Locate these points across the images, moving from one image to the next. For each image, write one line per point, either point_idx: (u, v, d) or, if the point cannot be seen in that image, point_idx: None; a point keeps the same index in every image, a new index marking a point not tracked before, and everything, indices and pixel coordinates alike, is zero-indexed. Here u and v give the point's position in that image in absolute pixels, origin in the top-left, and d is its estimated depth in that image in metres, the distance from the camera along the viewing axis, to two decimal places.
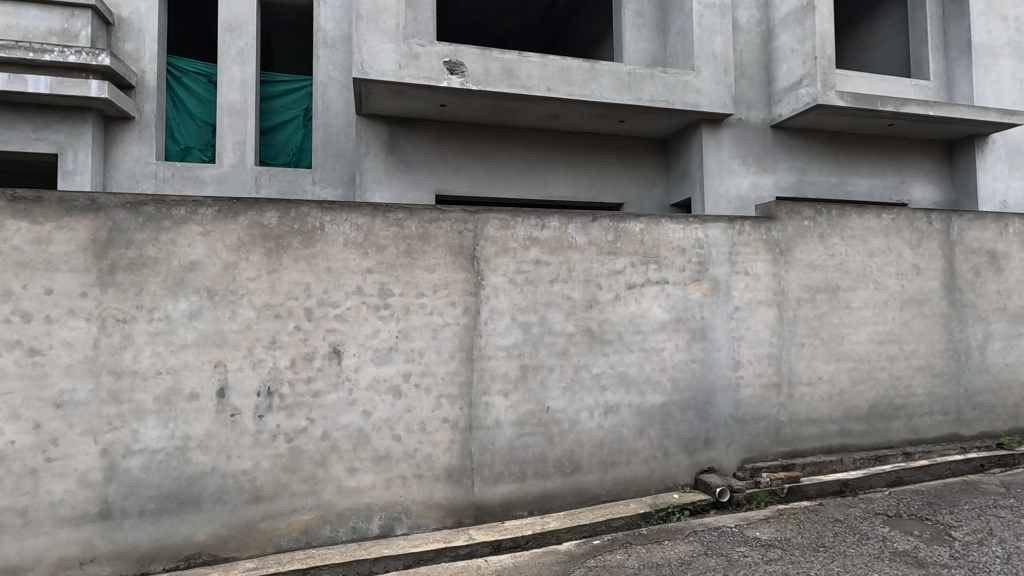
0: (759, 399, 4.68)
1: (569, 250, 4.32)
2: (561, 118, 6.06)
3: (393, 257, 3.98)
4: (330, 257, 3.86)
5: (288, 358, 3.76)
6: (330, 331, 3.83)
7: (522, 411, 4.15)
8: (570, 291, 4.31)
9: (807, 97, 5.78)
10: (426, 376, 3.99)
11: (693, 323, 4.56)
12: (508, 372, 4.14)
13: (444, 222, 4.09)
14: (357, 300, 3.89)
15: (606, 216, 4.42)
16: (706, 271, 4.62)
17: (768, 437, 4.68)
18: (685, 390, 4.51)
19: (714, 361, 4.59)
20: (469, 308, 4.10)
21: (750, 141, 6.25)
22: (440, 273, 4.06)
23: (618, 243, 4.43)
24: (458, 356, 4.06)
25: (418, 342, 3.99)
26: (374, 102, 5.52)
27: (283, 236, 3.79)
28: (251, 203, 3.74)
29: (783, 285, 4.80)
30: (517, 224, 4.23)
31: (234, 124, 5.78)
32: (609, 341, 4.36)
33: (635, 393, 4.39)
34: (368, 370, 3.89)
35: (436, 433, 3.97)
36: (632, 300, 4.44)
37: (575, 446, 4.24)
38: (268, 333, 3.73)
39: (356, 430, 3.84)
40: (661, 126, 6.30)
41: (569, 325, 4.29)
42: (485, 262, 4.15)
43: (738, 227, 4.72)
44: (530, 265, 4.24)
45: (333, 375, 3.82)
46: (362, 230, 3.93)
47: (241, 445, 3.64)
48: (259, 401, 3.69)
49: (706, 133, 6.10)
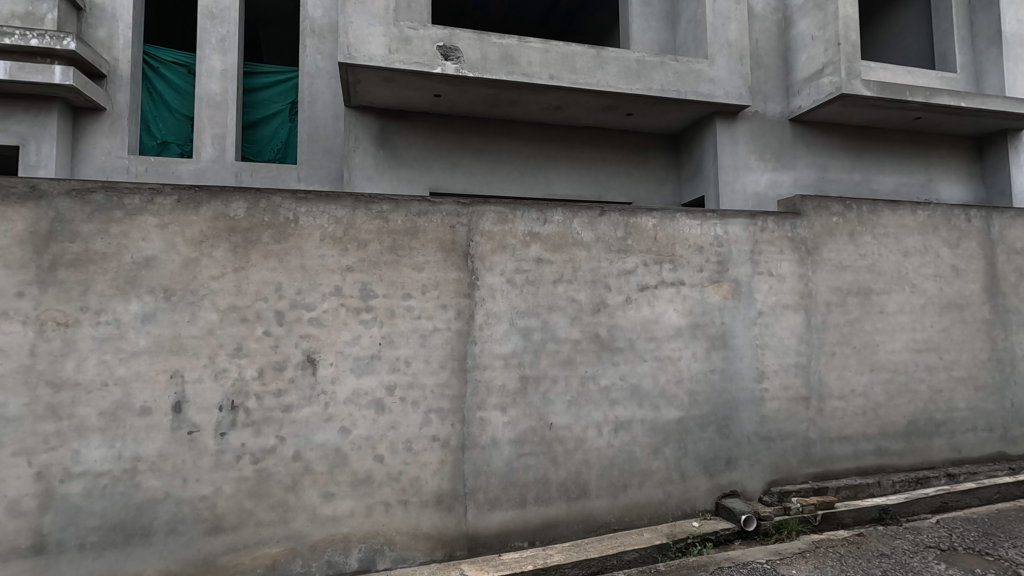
0: (787, 414, 4.20)
1: (574, 247, 3.88)
2: (565, 110, 5.65)
3: (377, 254, 3.54)
4: (305, 253, 3.42)
5: (256, 367, 3.31)
6: (305, 337, 3.39)
7: (522, 428, 3.68)
8: (575, 293, 3.86)
9: (829, 87, 5.37)
10: (414, 389, 3.53)
11: (712, 330, 4.11)
12: (506, 384, 3.68)
13: (434, 215, 3.66)
14: (335, 302, 3.45)
15: (615, 210, 3.97)
16: (725, 271, 4.17)
17: (796, 457, 4.19)
18: (705, 404, 4.04)
19: (736, 371, 4.13)
20: (462, 311, 3.65)
21: (768, 135, 5.83)
22: (430, 273, 3.62)
23: (628, 240, 3.99)
24: (449, 365, 3.60)
25: (406, 349, 3.54)
26: (363, 91, 5.13)
27: (252, 229, 3.36)
28: (216, 191, 3.32)
29: (811, 287, 4.35)
30: (516, 219, 3.80)
31: (213, 116, 5.39)
32: (619, 349, 3.90)
33: (649, 408, 3.92)
34: (346, 381, 3.43)
35: (425, 454, 3.51)
36: (645, 303, 3.98)
37: (581, 468, 3.76)
38: (234, 339, 3.29)
39: (333, 450, 3.38)
40: (672, 119, 5.87)
41: (575, 331, 3.83)
42: (481, 260, 3.71)
43: (760, 223, 4.27)
44: (531, 264, 3.79)
45: (306, 387, 3.37)
46: (341, 224, 3.49)
47: (199, 468, 3.18)
48: (222, 417, 3.24)
49: (720, 127, 5.68)
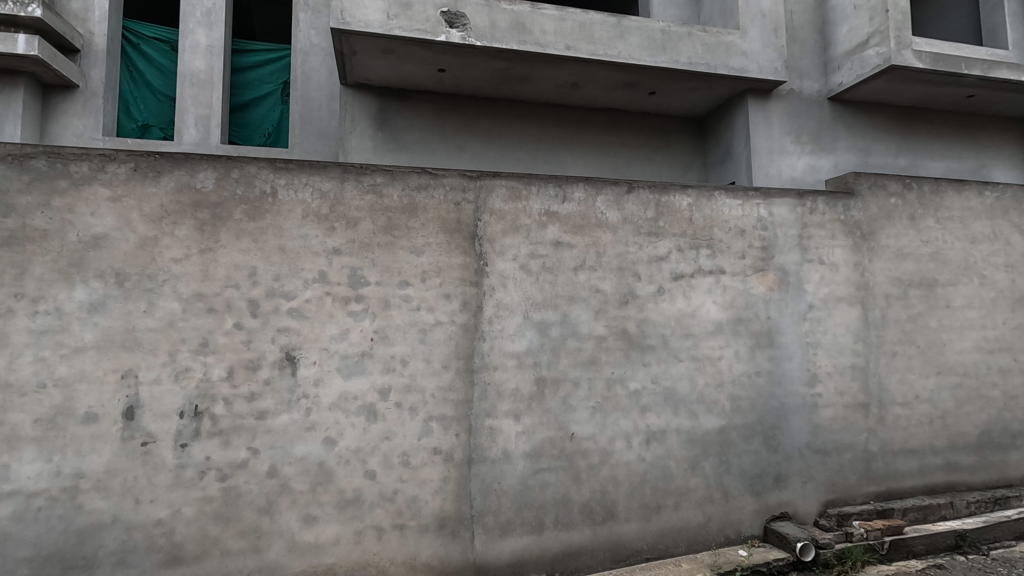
0: (843, 423, 3.63)
1: (597, 229, 3.35)
2: (581, 89, 5.15)
3: (369, 235, 3.03)
4: (284, 232, 2.92)
5: (224, 367, 2.80)
6: (283, 332, 2.88)
7: (538, 439, 3.14)
8: (600, 283, 3.33)
9: (876, 59, 4.83)
10: (411, 393, 3.00)
11: (756, 326, 3.56)
12: (520, 387, 3.14)
13: (436, 191, 3.15)
14: (320, 290, 2.94)
15: (645, 187, 3.45)
16: (771, 258, 3.63)
17: (855, 474, 3.63)
18: (750, 412, 3.48)
19: (784, 374, 3.57)
20: (468, 302, 3.12)
21: (805, 116, 5.30)
22: (431, 258, 3.10)
23: (660, 221, 3.46)
24: (454, 366, 3.07)
25: (403, 346, 3.02)
26: (359, 65, 4.67)
27: (222, 204, 2.86)
28: (180, 159, 2.83)
29: (868, 277, 3.79)
30: (531, 195, 3.28)
31: (197, 96, 4.93)
32: (650, 348, 3.36)
33: (685, 416, 3.37)
34: (333, 384, 2.91)
35: (425, 469, 2.98)
36: (679, 294, 3.44)
37: (608, 486, 3.22)
38: (198, 333, 2.78)
39: (315, 465, 2.85)
40: (699, 99, 5.36)
41: (600, 327, 3.30)
42: (490, 242, 3.19)
43: (809, 204, 3.73)
44: (548, 248, 3.27)
45: (284, 390, 2.85)
46: (327, 199, 2.99)
47: (155, 486, 2.67)
48: (183, 425, 2.72)
49: (752, 105, 5.16)
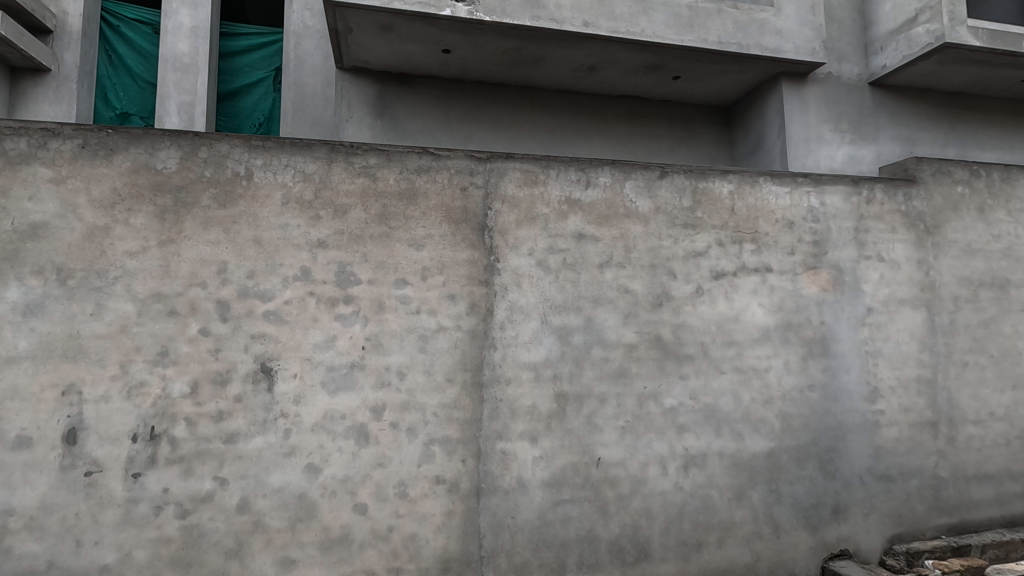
0: (909, 444, 3.14)
1: (625, 220, 2.89)
2: (599, 72, 4.71)
3: (361, 225, 2.58)
4: (260, 222, 2.48)
5: (187, 381, 2.34)
6: (258, 339, 2.43)
7: (558, 465, 2.67)
8: (629, 281, 2.87)
9: (925, 37, 4.35)
10: (410, 412, 2.54)
11: (809, 332, 3.08)
12: (537, 404, 2.68)
13: (439, 174, 2.70)
14: (302, 289, 2.50)
15: (679, 171, 2.99)
16: (823, 254, 3.15)
17: (924, 504, 3.13)
18: (803, 432, 3.00)
19: (842, 388, 3.09)
20: (476, 304, 2.67)
21: (845, 102, 4.83)
22: (433, 252, 2.65)
23: (697, 211, 3.00)
24: (460, 379, 2.61)
25: (400, 356, 2.56)
26: (357, 45, 4.26)
27: (186, 187, 2.42)
28: (138, 135, 2.40)
29: (933, 277, 3.31)
30: (549, 180, 2.82)
31: (181, 80, 4.51)
32: (687, 358, 2.89)
33: (729, 437, 2.90)
34: (316, 400, 2.46)
35: (425, 502, 2.51)
36: (720, 296, 2.98)
37: (641, 520, 2.74)
38: (156, 341, 2.33)
39: (295, 498, 2.39)
40: (727, 84, 4.91)
41: (630, 334, 2.83)
42: (502, 234, 2.74)
43: (866, 192, 3.26)
44: (569, 242, 2.81)
45: (259, 408, 2.40)
46: (311, 182, 2.55)
47: (100, 525, 2.21)
48: (135, 451, 2.27)
49: (787, 90, 4.70)
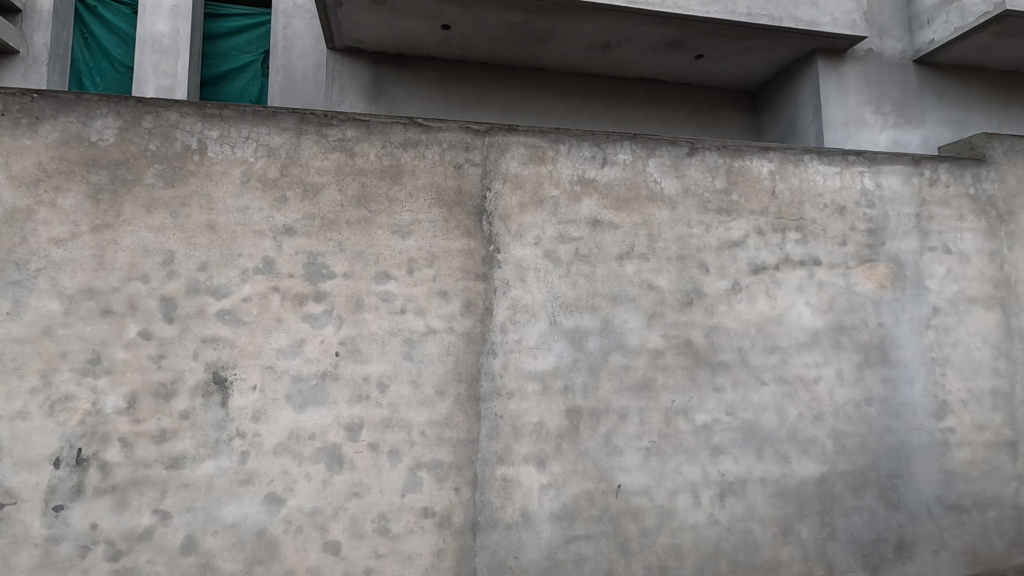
0: (984, 469, 2.67)
1: (649, 203, 2.47)
2: (615, 51, 4.29)
3: (335, 209, 2.18)
4: (214, 204, 2.09)
5: (123, 394, 1.95)
6: (210, 343, 2.03)
7: (570, 495, 2.24)
8: (653, 276, 2.43)
9: (980, 6, 3.85)
10: (392, 431, 2.13)
11: (865, 337, 2.62)
12: (544, 422, 2.25)
13: (429, 149, 2.29)
14: (264, 284, 2.10)
15: (711, 148, 2.56)
16: (879, 245, 2.70)
17: (1004, 540, 2.65)
18: (859, 454, 2.54)
19: (904, 402, 2.62)
20: (473, 302, 2.25)
21: (888, 81, 4.37)
22: (421, 240, 2.24)
23: (732, 194, 2.56)
24: (453, 392, 2.19)
25: (380, 364, 2.15)
26: (348, 21, 3.88)
27: (127, 163, 2.04)
28: (68, 99, 2.01)
29: (1009, 272, 2.83)
30: (558, 157, 2.40)
31: (160, 63, 4.16)
32: (722, 367, 2.45)
33: (773, 460, 2.45)
34: (280, 417, 2.05)
35: (410, 540, 2.09)
36: (760, 293, 2.53)
37: (669, 560, 2.29)
38: (86, 346, 1.94)
39: (253, 535, 1.99)
40: (755, 64, 4.46)
41: (655, 338, 2.40)
42: (503, 220, 2.32)
43: (928, 173, 2.80)
44: (582, 229, 2.39)
45: (209, 427, 2.00)
46: (277, 157, 2.15)
47: (13, 570, 1.82)
48: (58, 478, 1.88)
49: (823, 68, 4.24)
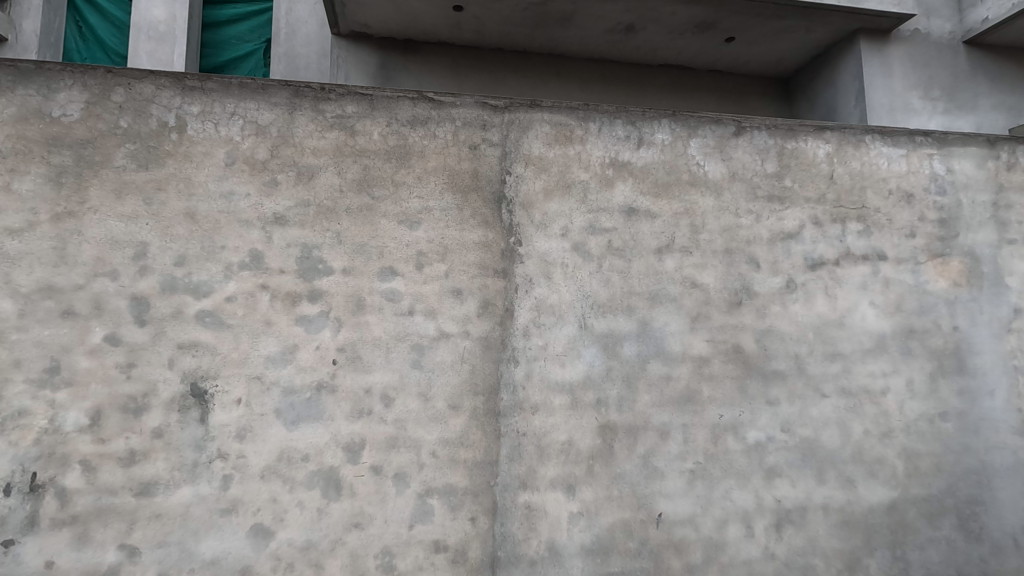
0: None
1: (691, 189, 2.16)
2: (639, 33, 3.99)
3: (333, 195, 1.90)
4: (194, 189, 1.81)
5: (86, 409, 1.68)
6: (188, 350, 1.75)
7: (604, 525, 1.93)
8: (696, 273, 2.12)
9: None
10: (398, 452, 1.84)
11: (938, 342, 2.29)
12: (573, 441, 1.95)
13: (440, 127, 2.00)
14: (252, 281, 1.82)
15: (761, 127, 2.25)
16: (952, 237, 2.36)
17: None
18: (934, 477, 2.21)
19: (984, 417, 2.28)
20: (491, 302, 1.96)
21: (936, 64, 4.03)
22: (432, 231, 1.95)
23: (785, 180, 2.25)
24: (468, 407, 1.90)
25: (384, 374, 1.86)
26: (353, 3, 3.61)
27: (94, 142, 1.77)
28: (28, 70, 1.75)
29: None
30: (587, 137, 2.10)
31: (155, 52, 3.94)
32: (777, 378, 2.13)
33: (836, 484, 2.12)
34: (268, 436, 1.77)
35: None
36: (818, 292, 2.22)
37: None
38: (44, 353, 1.67)
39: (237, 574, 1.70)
40: (790, 47, 4.14)
41: (699, 344, 2.09)
42: (526, 208, 2.03)
43: (1006, 156, 2.46)
44: (615, 219, 2.09)
45: (187, 447, 1.72)
46: (267, 136, 1.88)
47: None
48: (9, 508, 1.61)
49: (865, 49, 3.92)
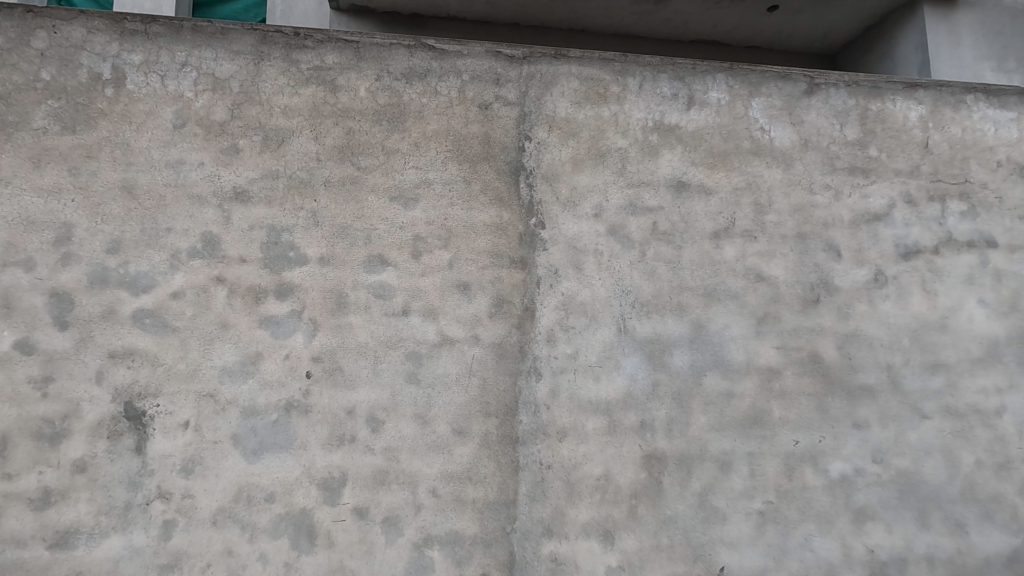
0: None
1: (754, 160, 1.74)
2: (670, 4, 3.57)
3: (308, 165, 1.52)
4: (134, 157, 1.45)
5: None
6: (120, 360, 1.38)
7: None
8: (762, 263, 1.70)
9: None
10: (388, 490, 1.44)
11: None
12: (611, 476, 1.53)
13: (443, 82, 1.61)
14: (205, 272, 1.44)
15: (839, 83, 1.82)
16: None
17: None
18: None
19: None
20: (505, 300, 1.56)
21: (1011, 32, 3.54)
22: (432, 210, 1.56)
23: (870, 148, 1.81)
24: (478, 432, 1.49)
25: (371, 391, 1.47)
26: None
27: (8, 98, 1.42)
28: None
29: None
30: (626, 94, 1.69)
31: None
32: (865, 394, 1.69)
33: (942, 530, 1.68)
34: (222, 470, 1.39)
35: None
36: (914, 288, 1.78)
37: None
38: None
39: None
40: (841, 17, 3.68)
41: (767, 353, 1.66)
42: (549, 181, 1.62)
43: None
44: (661, 196, 1.68)
45: (118, 484, 1.34)
46: (227, 92, 1.51)
47: None
48: None
49: (930, 16, 3.45)
